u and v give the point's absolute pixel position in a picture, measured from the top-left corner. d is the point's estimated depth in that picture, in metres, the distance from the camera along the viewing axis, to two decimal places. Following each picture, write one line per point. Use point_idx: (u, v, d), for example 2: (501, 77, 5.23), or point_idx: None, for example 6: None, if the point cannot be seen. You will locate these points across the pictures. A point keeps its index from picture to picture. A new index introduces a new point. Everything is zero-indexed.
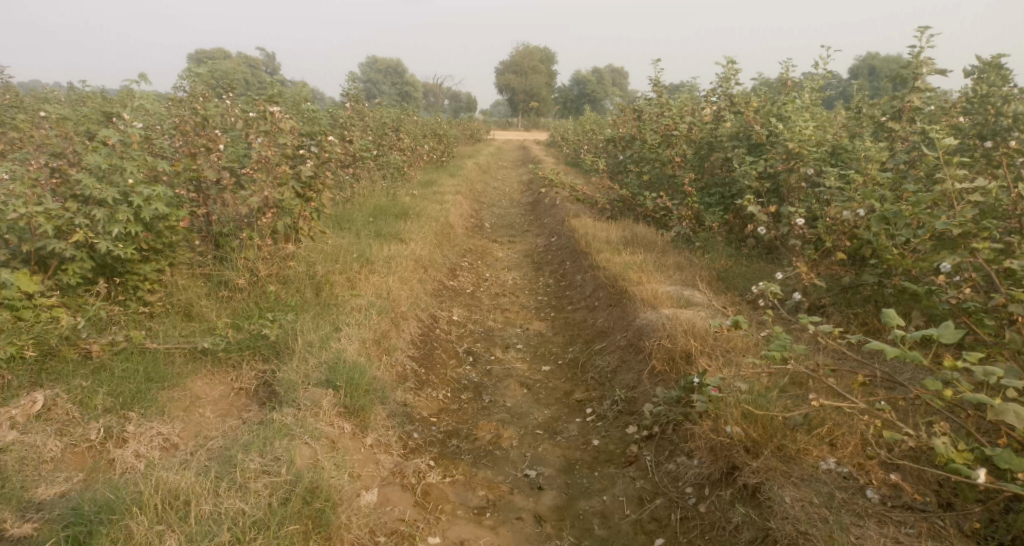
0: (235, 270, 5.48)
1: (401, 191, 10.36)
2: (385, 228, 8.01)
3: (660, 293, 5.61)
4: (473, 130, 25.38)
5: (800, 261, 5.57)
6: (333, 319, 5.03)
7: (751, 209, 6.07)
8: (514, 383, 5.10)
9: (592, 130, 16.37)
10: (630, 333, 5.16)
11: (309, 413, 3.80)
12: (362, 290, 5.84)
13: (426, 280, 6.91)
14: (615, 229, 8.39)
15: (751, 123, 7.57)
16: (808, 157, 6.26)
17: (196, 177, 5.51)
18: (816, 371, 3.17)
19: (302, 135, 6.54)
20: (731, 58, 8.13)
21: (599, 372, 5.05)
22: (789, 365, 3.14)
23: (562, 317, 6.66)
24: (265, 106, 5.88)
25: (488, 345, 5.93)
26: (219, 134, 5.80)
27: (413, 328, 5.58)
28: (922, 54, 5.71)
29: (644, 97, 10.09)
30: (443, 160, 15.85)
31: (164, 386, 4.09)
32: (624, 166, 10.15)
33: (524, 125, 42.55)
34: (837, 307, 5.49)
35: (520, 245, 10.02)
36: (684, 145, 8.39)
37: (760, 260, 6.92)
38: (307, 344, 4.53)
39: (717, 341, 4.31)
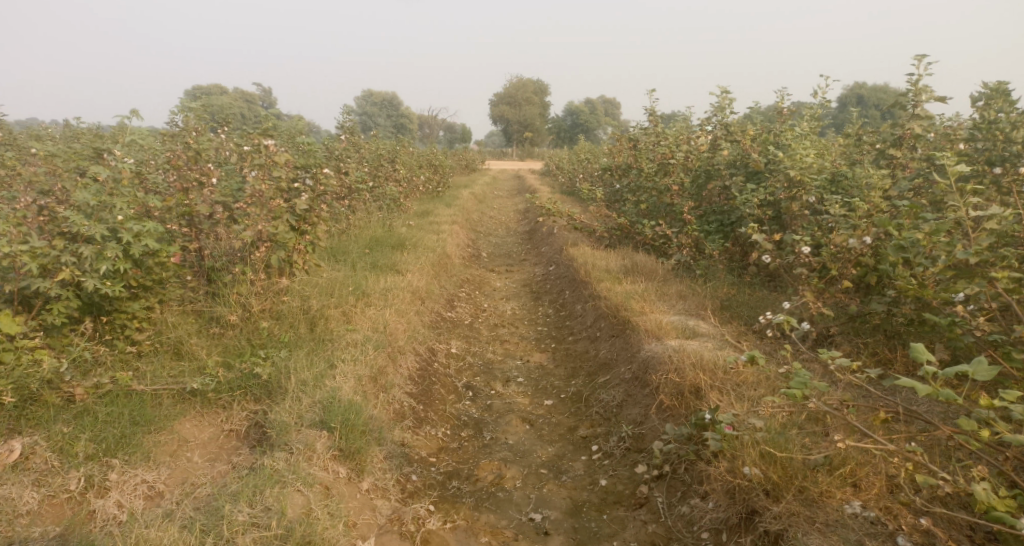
0: (226, 305, 5.32)
1: (397, 222, 10.25)
2: (380, 259, 7.86)
3: (664, 323, 5.46)
4: (469, 160, 25.44)
5: (806, 289, 5.45)
6: (328, 355, 4.86)
7: (755, 237, 5.96)
8: (515, 419, 4.92)
9: (587, 159, 16.38)
10: (635, 366, 5.00)
11: (303, 458, 3.62)
12: (358, 324, 5.68)
13: (423, 312, 6.75)
14: (614, 258, 8.27)
15: (749, 151, 7.50)
16: (810, 184, 6.18)
17: (188, 211, 5.39)
18: (837, 408, 3.02)
19: (296, 168, 6.43)
20: (727, 86, 8.10)
21: (603, 406, 4.88)
22: (808, 403, 2.99)
23: (562, 348, 6.50)
24: (259, 139, 5.77)
25: (488, 379, 5.76)
26: (213, 168, 5.70)
27: (410, 362, 5.41)
28: (922, 81, 5.66)
29: (639, 126, 10.06)
30: (439, 190, 15.79)
31: (149, 430, 3.92)
32: (621, 194, 10.08)
33: (519, 155, 42.78)
34: (846, 336, 5.36)
35: (518, 274, 9.88)
36: (682, 173, 8.33)
37: (763, 288, 6.79)
38: (300, 383, 4.36)
39: (727, 374, 4.16)
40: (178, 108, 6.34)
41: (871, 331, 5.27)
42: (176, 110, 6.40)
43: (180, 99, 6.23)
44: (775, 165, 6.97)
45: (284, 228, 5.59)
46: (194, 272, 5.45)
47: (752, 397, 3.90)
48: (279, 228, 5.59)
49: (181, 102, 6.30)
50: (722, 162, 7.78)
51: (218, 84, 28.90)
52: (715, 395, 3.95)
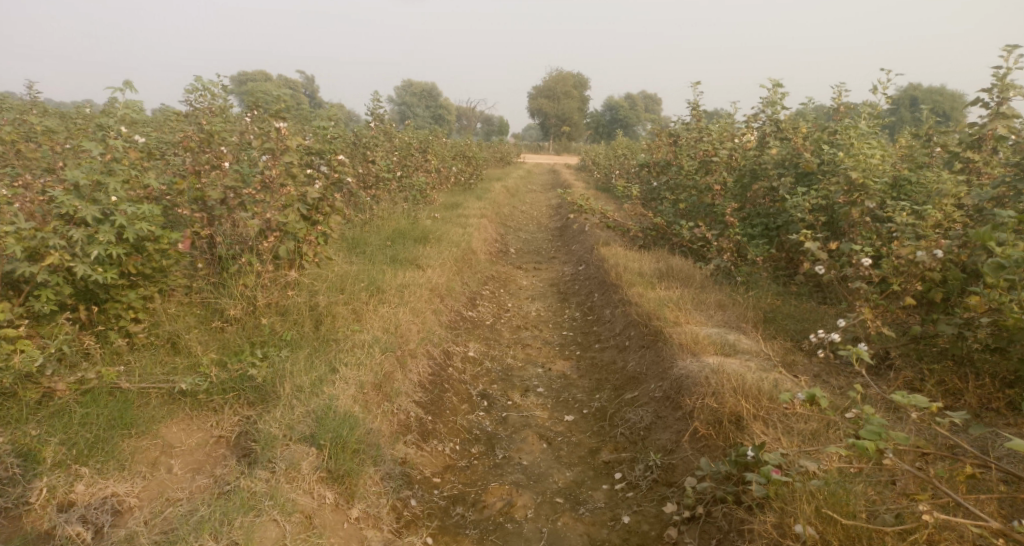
0: (229, 297, 4.95)
1: (422, 214, 9.83)
2: (401, 253, 7.48)
3: (701, 337, 4.96)
4: (504, 153, 24.98)
5: (863, 305, 4.95)
6: (330, 358, 4.47)
7: (807, 246, 5.41)
8: (532, 435, 4.48)
9: (625, 155, 15.82)
10: (666, 384, 4.52)
11: (285, 479, 3.24)
12: (368, 323, 5.26)
13: (441, 312, 6.32)
14: (648, 260, 7.75)
15: (800, 150, 6.92)
16: (872, 189, 5.61)
17: (200, 196, 5.07)
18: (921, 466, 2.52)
19: (312, 153, 6.08)
20: (778, 80, 7.54)
21: (630, 427, 4.41)
22: (885, 458, 2.50)
23: (588, 357, 6.03)
24: (271, 121, 5.40)
25: (506, 387, 5.32)
26: (226, 151, 5.36)
27: (421, 368, 4.99)
28: (1009, 76, 5.09)
29: (680, 121, 9.51)
30: (471, 182, 15.38)
31: (129, 435, 3.57)
32: (658, 193, 9.54)
33: (554, 149, 42.14)
34: (908, 361, 4.90)
35: (546, 272, 9.42)
36: (724, 172, 7.80)
37: (810, 300, 6.25)
38: (296, 389, 3.97)
39: (772, 403, 3.67)
40: (192, 87, 5.97)
41: (936, 356, 4.84)
42: (190, 88, 6.04)
43: (194, 77, 5.87)
44: (830, 166, 6.39)
45: (294, 217, 5.20)
46: (199, 260, 5.10)
47: (801, 432, 3.42)
48: (288, 217, 5.20)
49: (195, 81, 5.94)
50: (769, 162, 7.21)
51: (257, 70, 28.93)
52: (758, 428, 3.46)
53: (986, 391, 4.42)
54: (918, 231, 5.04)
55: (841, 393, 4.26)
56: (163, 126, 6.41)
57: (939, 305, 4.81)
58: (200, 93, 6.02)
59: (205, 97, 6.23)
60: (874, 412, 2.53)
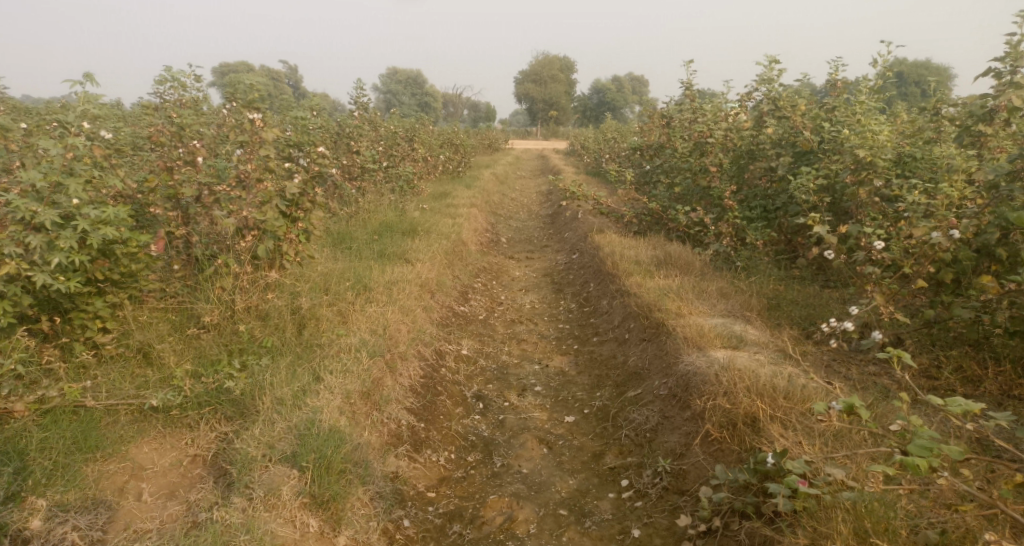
0: (204, 301, 4.63)
1: (410, 205, 9.51)
2: (388, 247, 7.17)
3: (707, 329, 4.71)
4: (492, 140, 24.61)
5: (874, 290, 4.71)
6: (314, 366, 4.18)
7: (815, 228, 5.15)
8: (531, 440, 4.23)
9: (614, 138, 15.55)
10: (672, 381, 4.28)
11: (264, 508, 2.98)
12: (355, 324, 4.97)
13: (432, 308, 6.03)
14: (645, 247, 7.48)
15: (800, 128, 6.65)
16: (880, 167, 5.35)
17: (173, 194, 4.75)
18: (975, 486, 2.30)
19: (290, 146, 5.76)
20: (774, 56, 7.26)
21: (634, 428, 4.16)
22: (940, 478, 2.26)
23: (586, 351, 5.77)
24: (243, 112, 5.07)
25: (502, 387, 5.06)
26: (198, 145, 5.02)
27: (412, 371, 4.72)
28: (1021, 44, 4.84)
29: (672, 102, 9.22)
30: (460, 170, 15.05)
31: (94, 458, 3.30)
32: (651, 176, 9.27)
33: (542, 135, 41.74)
34: (922, 347, 4.68)
35: (538, 262, 9.14)
36: (720, 153, 7.54)
37: (814, 285, 6.02)
38: (277, 402, 3.67)
39: (789, 402, 3.43)
40: (161, 78, 5.61)
41: (950, 342, 4.62)
42: (159, 80, 5.67)
43: (163, 67, 5.51)
44: (832, 145, 6.13)
45: (271, 213, 4.87)
46: (172, 261, 4.78)
47: (822, 433, 3.18)
48: (266, 214, 4.87)
49: (164, 72, 5.58)
50: (767, 141, 6.95)
51: (239, 61, 28.46)
52: (776, 431, 3.22)
53: (1006, 377, 4.20)
54: (932, 211, 4.78)
55: (857, 387, 4.02)
56: (132, 120, 6.07)
57: (950, 287, 4.61)
58: (170, 85, 5.67)
59: (175, 89, 5.88)
60: (918, 422, 2.29)
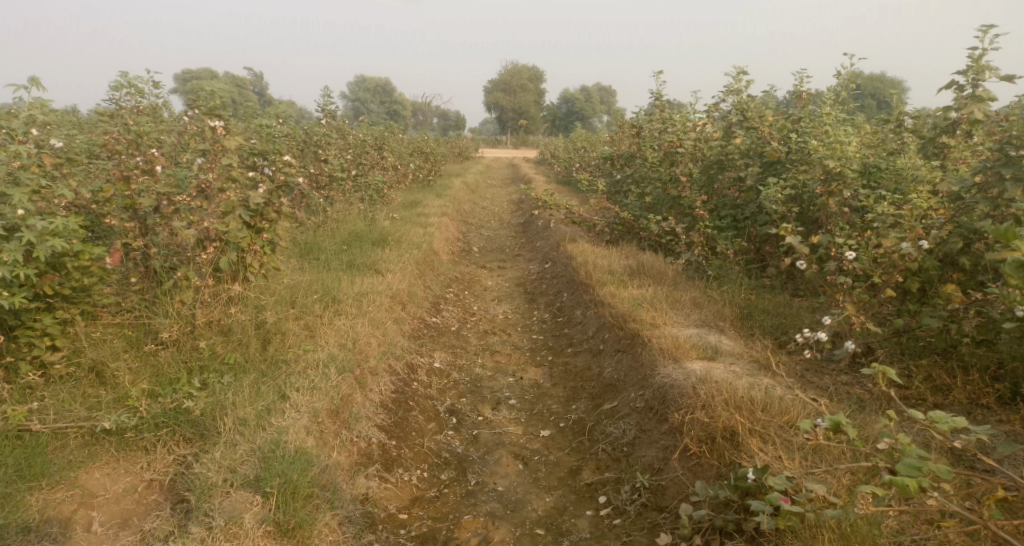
0: (163, 316, 4.44)
1: (380, 214, 9.36)
2: (358, 258, 7.02)
3: (682, 340, 4.66)
4: (463, 148, 24.53)
5: (846, 300, 4.71)
6: (279, 383, 4.02)
7: (787, 239, 5.10)
8: (506, 456, 4.12)
9: (585, 147, 15.57)
10: (648, 394, 4.21)
11: (224, 538, 2.83)
12: (323, 338, 4.82)
13: (403, 320, 5.90)
14: (618, 256, 7.44)
15: (767, 139, 6.72)
16: (849, 177, 5.37)
17: (130, 205, 4.57)
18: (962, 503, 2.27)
19: (254, 155, 5.59)
20: (743, 66, 7.29)
21: (611, 443, 4.08)
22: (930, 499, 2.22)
23: (561, 362, 5.69)
24: (204, 119, 4.90)
25: (476, 401, 4.94)
26: (157, 154, 4.83)
27: (383, 386, 4.58)
28: (984, 57, 4.91)
29: (643, 111, 9.22)
30: (430, 179, 14.92)
31: (38, 487, 3.18)
32: (623, 185, 9.25)
33: (513, 143, 41.77)
34: (892, 356, 4.63)
35: (511, 271, 9.06)
36: (690, 163, 7.55)
37: (786, 294, 6.03)
38: (239, 423, 3.52)
39: (768, 415, 3.38)
40: (116, 84, 5.45)
41: (920, 351, 4.59)
42: (115, 86, 5.50)
43: (118, 72, 5.35)
44: (801, 155, 6.16)
45: (235, 225, 4.70)
46: (130, 274, 4.59)
47: (801, 447, 3.14)
48: (229, 225, 4.70)
49: (120, 77, 5.42)
50: (736, 151, 6.97)
51: (204, 68, 28.01)
52: (756, 445, 3.17)
53: (977, 386, 4.21)
54: (901, 221, 4.78)
55: (832, 398, 3.99)
56: (89, 127, 5.86)
57: (915, 295, 4.62)
58: (126, 90, 5.51)
59: (132, 95, 5.71)
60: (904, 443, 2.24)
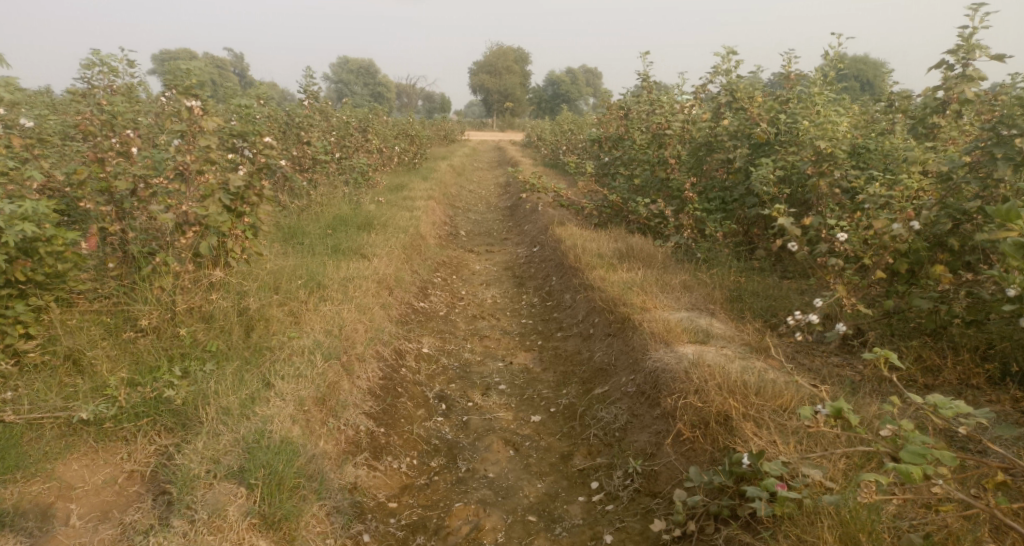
0: (142, 303, 4.31)
1: (365, 198, 9.24)
2: (343, 242, 6.92)
3: (674, 324, 4.62)
4: (448, 131, 24.29)
5: (837, 282, 4.68)
6: (263, 371, 3.93)
7: (780, 219, 4.90)
8: (496, 442, 4.07)
9: (571, 130, 15.44)
10: (639, 378, 4.17)
11: (207, 531, 2.76)
12: (308, 324, 4.72)
13: (391, 305, 5.81)
14: (606, 239, 7.38)
15: (756, 120, 6.60)
16: (840, 158, 5.32)
17: (106, 188, 4.45)
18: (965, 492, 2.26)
19: (233, 137, 5.45)
20: (730, 47, 7.21)
21: (603, 428, 4.04)
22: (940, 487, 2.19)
23: (550, 347, 5.64)
24: (181, 99, 4.76)
25: (465, 386, 4.88)
26: (133, 135, 4.69)
27: (371, 372, 4.51)
28: (974, 36, 4.86)
29: (630, 93, 9.12)
30: (416, 162, 14.76)
31: (14, 479, 3.10)
32: (610, 168, 9.18)
33: (499, 126, 41.47)
34: (881, 338, 4.59)
35: (499, 255, 8.98)
36: (678, 145, 7.48)
37: (775, 276, 6.00)
38: (222, 412, 3.43)
39: (762, 399, 3.34)
40: (87, 62, 5.39)
41: (909, 333, 4.57)
42: (86, 63, 5.45)
43: (89, 50, 5.27)
44: (789, 136, 6.11)
45: (215, 208, 4.55)
46: (107, 260, 4.46)
47: (796, 431, 3.11)
48: (208, 209, 4.55)
49: (91, 55, 5.36)
50: (724, 133, 6.89)
51: (185, 51, 27.55)
52: (751, 430, 3.13)
53: (967, 367, 4.19)
54: (891, 202, 4.73)
55: (824, 382, 3.96)
56: (63, 109, 5.69)
57: (903, 276, 4.60)
58: (98, 69, 5.44)
59: (107, 74, 5.63)
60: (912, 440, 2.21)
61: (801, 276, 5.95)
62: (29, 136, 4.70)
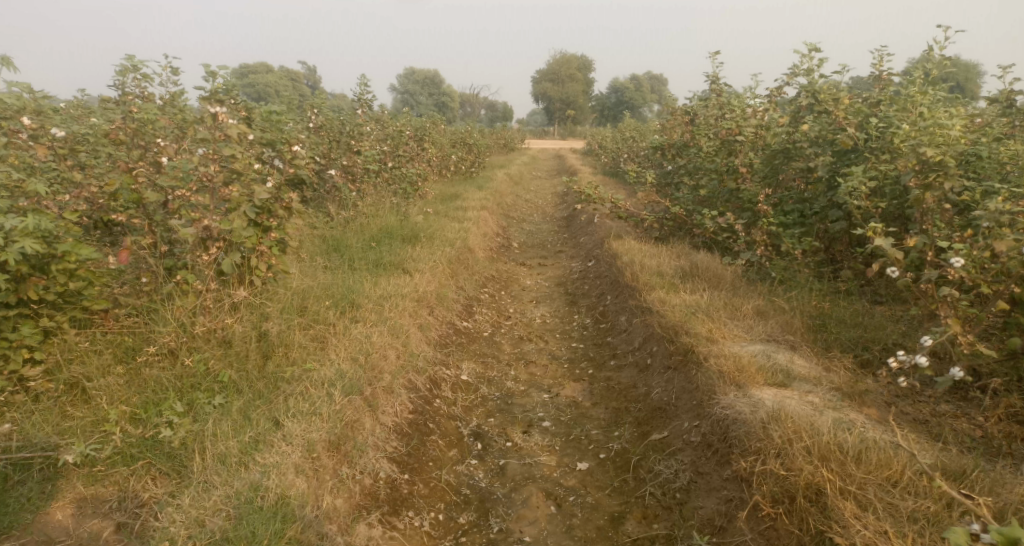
0: (161, 324, 3.88)
1: (414, 208, 8.83)
2: (385, 256, 6.50)
3: (747, 362, 3.98)
4: (508, 139, 23.91)
5: (948, 316, 3.93)
6: (271, 407, 3.51)
7: (878, 239, 4.19)
8: (537, 495, 3.53)
9: (634, 137, 14.76)
10: (704, 427, 3.59)
11: None
12: (334, 347, 4.28)
13: (430, 326, 5.34)
14: (668, 256, 6.73)
15: (841, 125, 5.85)
16: (951, 168, 4.54)
17: (136, 200, 4.14)
18: None
19: (263, 144, 5.09)
20: (812, 44, 6.47)
21: (660, 485, 3.48)
22: None
23: (603, 376, 5.05)
24: (206, 105, 4.34)
25: (505, 422, 4.34)
26: (161, 144, 4.34)
27: (398, 406, 4.02)
28: None
29: (696, 97, 8.43)
30: (472, 171, 14.35)
31: None
32: (673, 177, 8.50)
33: (560, 135, 40.84)
34: (1006, 385, 3.82)
35: (551, 269, 8.42)
36: (751, 153, 6.77)
37: (862, 300, 5.25)
38: (218, 460, 3.09)
39: (862, 470, 2.77)
40: (122, 68, 5.14)
41: None
42: (120, 70, 5.20)
43: (123, 55, 5.01)
44: (881, 143, 5.36)
45: (240, 222, 4.09)
46: (140, 274, 4.10)
47: (912, 517, 2.57)
48: (232, 223, 4.10)
49: (126, 61, 5.11)
50: (804, 139, 6.15)
51: (255, 63, 28.33)
52: (851, 512, 2.60)
53: None
54: (1016, 220, 3.95)
55: (937, 445, 3.25)
56: (99, 116, 5.47)
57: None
58: (131, 76, 5.19)
59: (141, 82, 5.37)
60: None
61: (894, 301, 5.17)
62: (56, 143, 4.44)
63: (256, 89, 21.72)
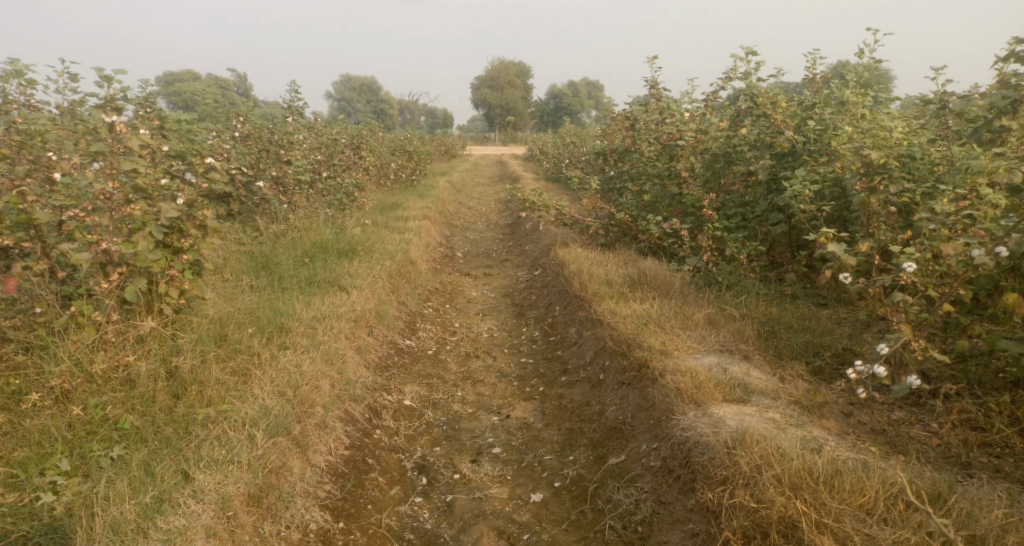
0: (55, 363, 3.41)
1: (352, 220, 8.38)
2: (319, 272, 6.08)
3: (704, 377, 3.77)
4: (449, 146, 23.50)
5: (901, 321, 3.81)
6: (179, 457, 3.13)
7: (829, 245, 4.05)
8: (487, 535, 3.24)
9: (575, 142, 14.59)
10: (665, 450, 3.37)
11: None
12: (258, 379, 3.87)
13: (369, 348, 4.96)
14: (615, 263, 6.52)
15: (779, 128, 5.76)
16: (893, 170, 4.46)
17: (26, 222, 3.62)
18: None
19: (171, 157, 4.62)
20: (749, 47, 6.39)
21: (621, 516, 3.23)
22: None
23: (555, 394, 4.78)
24: (101, 115, 3.89)
25: (452, 450, 4.02)
26: (54, 157, 3.85)
27: (332, 443, 3.66)
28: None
29: (636, 101, 8.28)
30: (414, 179, 13.93)
31: None
32: (616, 182, 8.32)
33: (502, 141, 40.65)
34: (958, 389, 3.73)
35: (497, 279, 8.13)
36: (692, 156, 6.64)
37: (810, 304, 5.14)
38: (110, 529, 2.71)
39: (838, 500, 2.61)
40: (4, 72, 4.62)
41: (993, 381, 3.69)
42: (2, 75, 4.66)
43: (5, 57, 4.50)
44: (819, 145, 5.28)
45: (144, 244, 3.67)
46: (34, 304, 3.59)
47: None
48: (136, 245, 3.66)
49: (8, 64, 4.60)
50: (744, 142, 6.04)
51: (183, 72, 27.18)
52: None
53: None
54: (961, 222, 3.87)
55: (899, 460, 3.10)
56: None
57: (968, 307, 3.78)
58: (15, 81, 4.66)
59: (29, 88, 4.83)
60: None
61: (839, 303, 5.08)
62: None
63: (184, 98, 20.72)
